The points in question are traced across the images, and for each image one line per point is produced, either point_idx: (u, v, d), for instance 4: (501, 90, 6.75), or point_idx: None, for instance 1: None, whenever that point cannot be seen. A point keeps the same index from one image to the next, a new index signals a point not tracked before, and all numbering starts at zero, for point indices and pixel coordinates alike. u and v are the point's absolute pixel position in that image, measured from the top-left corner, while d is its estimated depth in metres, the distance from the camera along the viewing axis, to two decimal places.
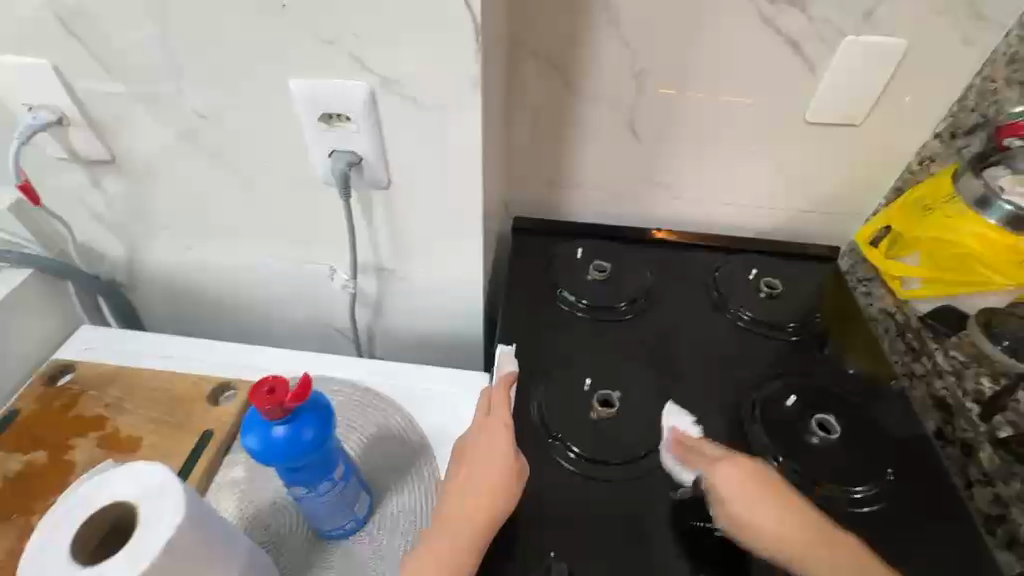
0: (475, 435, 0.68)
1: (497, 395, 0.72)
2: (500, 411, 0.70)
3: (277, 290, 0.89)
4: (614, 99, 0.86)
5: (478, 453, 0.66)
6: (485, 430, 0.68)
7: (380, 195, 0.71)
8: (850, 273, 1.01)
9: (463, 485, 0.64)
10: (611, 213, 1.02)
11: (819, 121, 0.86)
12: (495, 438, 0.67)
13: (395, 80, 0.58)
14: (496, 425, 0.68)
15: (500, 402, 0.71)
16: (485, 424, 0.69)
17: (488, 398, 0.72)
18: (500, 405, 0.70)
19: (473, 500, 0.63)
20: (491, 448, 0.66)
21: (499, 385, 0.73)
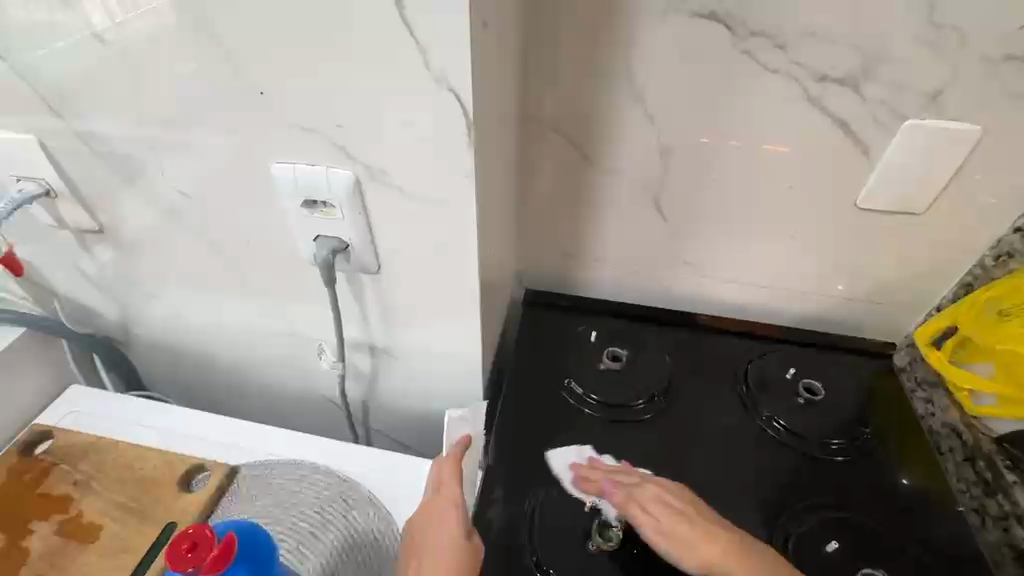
0: (424, 516, 0.65)
1: (447, 468, 0.68)
2: (450, 488, 0.67)
3: (269, 359, 0.85)
4: (636, 175, 0.79)
5: (428, 535, 0.63)
6: (435, 511, 0.65)
7: (370, 279, 0.65)
8: (905, 371, 0.87)
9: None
10: (632, 290, 0.93)
11: (872, 207, 0.75)
12: (446, 516, 0.64)
13: (381, 170, 0.53)
14: (447, 502, 0.65)
15: (450, 474, 0.68)
16: (435, 502, 0.66)
17: (437, 469, 0.69)
18: (451, 479, 0.67)
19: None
20: (442, 527, 0.63)
21: (450, 456, 0.69)
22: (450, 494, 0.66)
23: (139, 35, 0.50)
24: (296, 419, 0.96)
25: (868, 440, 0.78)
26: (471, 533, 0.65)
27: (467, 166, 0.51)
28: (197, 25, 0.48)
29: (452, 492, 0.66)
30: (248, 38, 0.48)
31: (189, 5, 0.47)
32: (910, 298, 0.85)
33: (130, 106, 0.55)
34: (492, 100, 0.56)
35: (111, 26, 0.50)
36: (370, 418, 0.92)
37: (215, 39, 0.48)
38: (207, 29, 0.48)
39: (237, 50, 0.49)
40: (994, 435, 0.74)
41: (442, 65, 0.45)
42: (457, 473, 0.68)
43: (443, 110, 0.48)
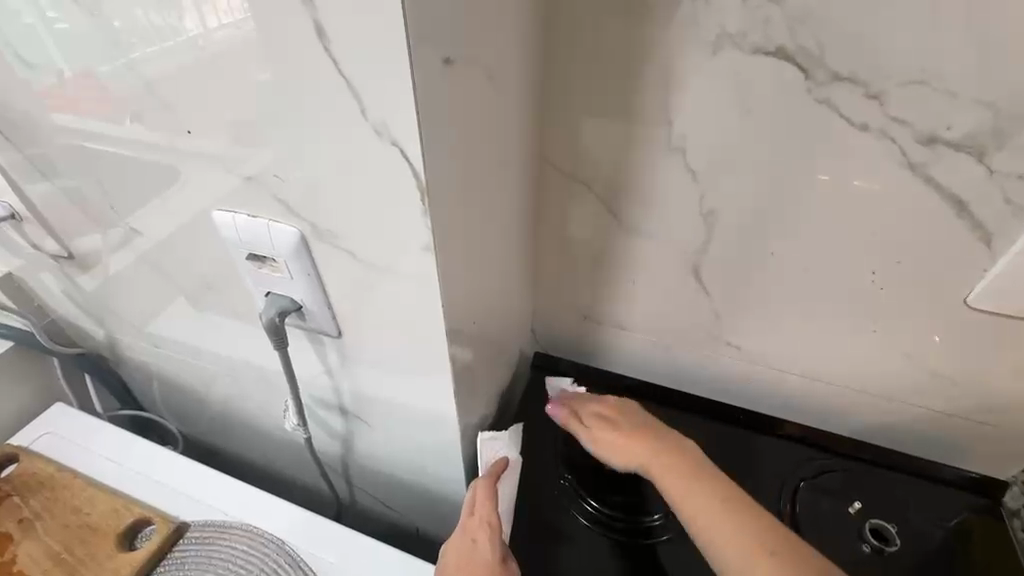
0: (458, 541, 0.59)
1: (481, 492, 0.62)
2: (484, 509, 0.61)
3: (246, 398, 0.79)
4: (674, 240, 0.65)
5: (460, 561, 0.57)
6: (469, 534, 0.59)
7: (333, 341, 0.56)
8: (1018, 516, 0.65)
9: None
10: (661, 367, 0.78)
11: (990, 308, 0.57)
12: (479, 541, 0.58)
13: (328, 230, 0.44)
14: (481, 525, 0.60)
15: (483, 496, 0.61)
16: (467, 526, 0.60)
17: (472, 491, 0.63)
18: (484, 503, 0.61)
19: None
20: (474, 551, 0.58)
21: (485, 476, 0.63)
22: (486, 515, 0.60)
23: (172, 53, 0.39)
24: (282, 463, 0.89)
25: None
26: (507, 557, 0.58)
27: (424, 238, 0.40)
28: (172, 40, 0.38)
29: (489, 512, 0.60)
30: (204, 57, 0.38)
31: (100, 28, 0.41)
32: None
33: (97, 130, 0.49)
34: (476, 152, 0.45)
35: (201, 34, 0.37)
36: (353, 476, 0.83)
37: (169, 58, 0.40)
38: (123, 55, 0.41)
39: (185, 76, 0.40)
40: None
41: (382, 114, 0.34)
42: (494, 492, 0.62)
43: (389, 168, 0.37)
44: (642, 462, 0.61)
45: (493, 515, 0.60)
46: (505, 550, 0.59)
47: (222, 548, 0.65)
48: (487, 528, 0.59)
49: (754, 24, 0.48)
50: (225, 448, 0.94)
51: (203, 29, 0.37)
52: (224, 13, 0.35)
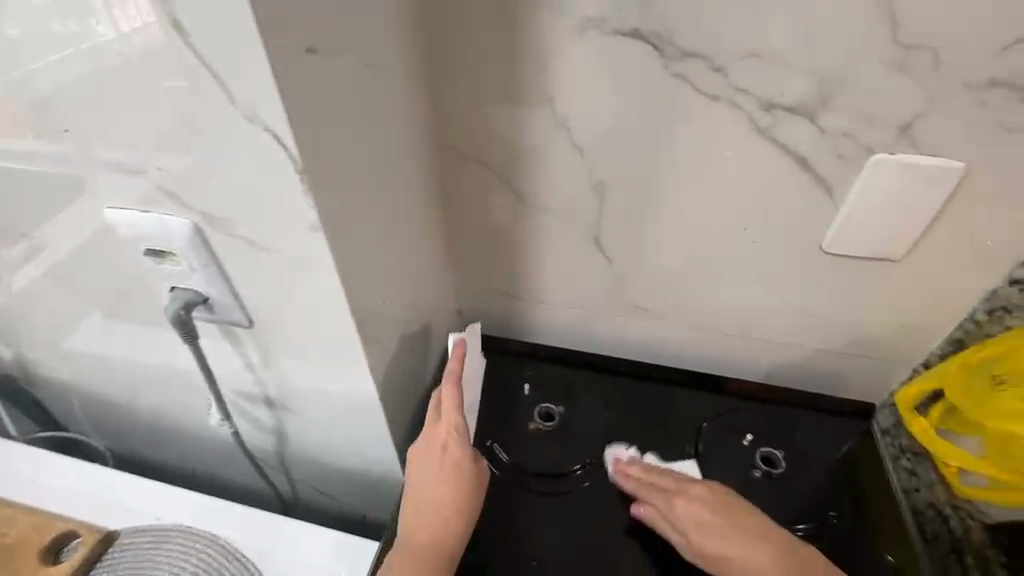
0: (427, 445, 0.64)
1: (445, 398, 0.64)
2: (448, 416, 0.63)
3: (171, 402, 0.78)
4: (573, 213, 0.70)
5: (432, 459, 0.63)
6: (436, 442, 0.63)
7: (246, 332, 0.57)
8: (888, 433, 0.76)
9: (429, 497, 0.62)
10: (578, 334, 0.84)
11: (841, 253, 0.65)
12: (446, 445, 0.63)
13: (223, 219, 0.45)
14: (444, 434, 0.63)
15: (448, 404, 0.64)
16: (435, 429, 0.64)
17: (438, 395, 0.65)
18: (448, 409, 0.63)
19: (435, 514, 0.61)
20: (446, 452, 0.63)
21: (448, 383, 0.64)
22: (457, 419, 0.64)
23: (92, 57, 0.38)
24: (219, 466, 0.89)
25: (835, 528, 0.67)
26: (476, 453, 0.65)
27: (310, 218, 0.43)
28: (82, 47, 0.38)
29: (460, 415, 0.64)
30: (120, 63, 0.38)
31: None
32: (890, 353, 0.74)
33: None
34: (360, 138, 0.48)
35: (115, 36, 0.36)
36: (292, 469, 0.84)
37: (57, 63, 0.39)
38: (21, 65, 0.40)
39: (98, 80, 0.39)
40: (986, 522, 0.64)
41: (251, 102, 0.37)
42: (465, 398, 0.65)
43: (267, 155, 0.39)
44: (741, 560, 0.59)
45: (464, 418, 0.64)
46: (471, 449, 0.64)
47: (155, 552, 0.65)
48: (457, 432, 0.63)
49: (611, 9, 0.54)
50: (158, 459, 0.93)
51: (119, 33, 0.36)
52: (134, 17, 0.35)
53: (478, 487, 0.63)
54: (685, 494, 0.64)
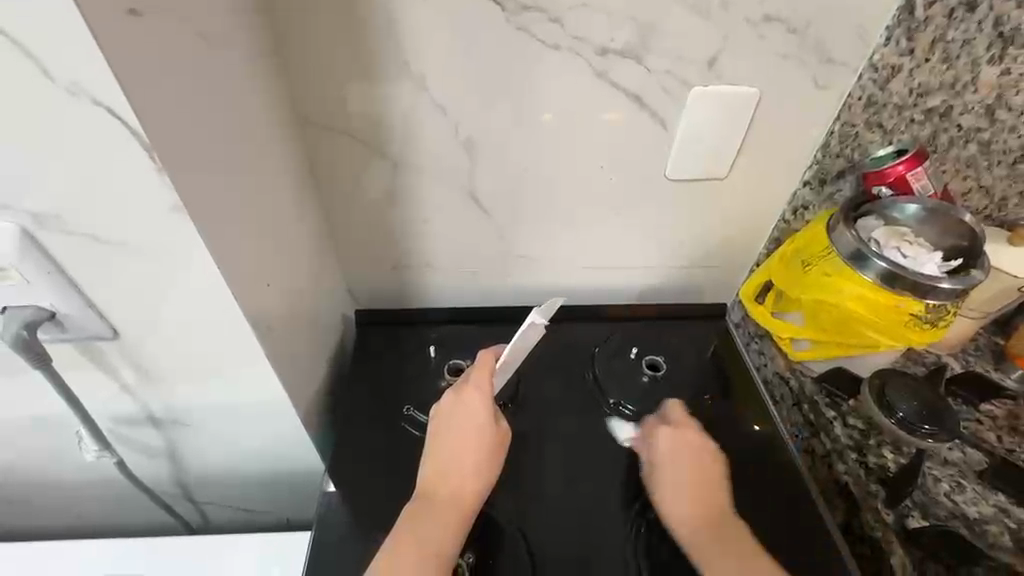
0: (452, 413, 0.66)
1: (479, 370, 0.69)
2: (479, 385, 0.67)
3: (24, 452, 0.67)
4: (444, 174, 0.72)
5: (454, 428, 0.65)
6: (462, 407, 0.66)
7: (111, 345, 0.52)
8: (740, 326, 0.93)
9: (450, 459, 0.64)
10: (473, 293, 0.88)
11: (681, 178, 0.75)
12: (474, 411, 0.66)
13: (52, 215, 0.40)
14: (475, 402, 0.66)
15: (480, 377, 0.68)
16: (462, 398, 0.67)
17: (472, 369, 0.70)
18: (480, 381, 0.68)
19: (457, 474, 0.63)
20: (469, 415, 0.66)
21: (486, 358, 0.70)
22: (480, 385, 0.67)
23: None
24: (103, 513, 0.79)
25: (710, 407, 0.80)
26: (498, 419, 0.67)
27: (169, 200, 0.40)
28: None
29: (485, 385, 0.68)
30: None
31: None
32: (730, 259, 0.88)
33: None
34: (208, 113, 0.45)
35: None
36: (195, 493, 0.77)
37: None
38: None
39: None
40: (814, 375, 0.80)
41: (68, 72, 0.33)
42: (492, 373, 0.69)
43: (107, 134, 0.36)
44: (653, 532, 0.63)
45: (490, 387, 0.68)
46: (495, 420, 0.67)
47: None
48: (482, 398, 0.67)
49: None
50: (21, 525, 0.80)
51: None
52: None
53: (499, 450, 0.66)
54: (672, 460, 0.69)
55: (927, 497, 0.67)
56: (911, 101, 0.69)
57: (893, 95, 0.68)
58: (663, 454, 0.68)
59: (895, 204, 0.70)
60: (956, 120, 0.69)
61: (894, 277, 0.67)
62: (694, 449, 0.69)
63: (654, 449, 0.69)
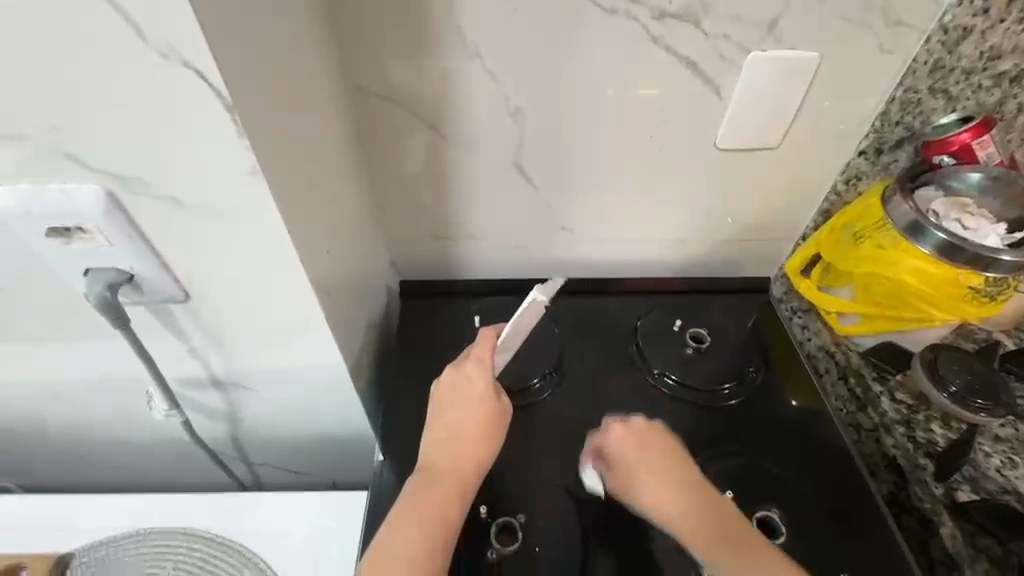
0: (451, 388, 0.66)
1: (479, 348, 0.68)
2: (476, 362, 0.67)
3: (98, 411, 0.71)
4: (491, 143, 0.72)
5: (454, 403, 0.65)
6: (461, 382, 0.66)
7: (182, 307, 0.54)
8: (783, 301, 0.92)
9: (450, 433, 0.64)
10: (515, 265, 0.89)
11: (732, 147, 0.74)
12: (472, 387, 0.66)
13: (135, 178, 0.41)
14: (473, 378, 0.66)
15: (480, 354, 0.68)
16: (460, 372, 0.67)
17: (472, 346, 0.69)
18: (479, 357, 0.67)
19: (457, 447, 0.63)
20: (469, 390, 0.66)
21: (486, 334, 0.69)
22: (480, 361, 0.67)
23: None
24: (166, 471, 0.83)
25: (753, 380, 0.79)
26: (498, 394, 0.67)
27: (247, 162, 0.41)
28: None
29: (483, 360, 0.67)
30: None
31: None
32: (776, 232, 0.87)
33: None
34: (275, 76, 0.46)
35: None
36: (250, 453, 0.81)
37: None
38: None
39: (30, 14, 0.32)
40: (861, 350, 0.79)
41: (160, 33, 0.33)
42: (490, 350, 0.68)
43: (193, 96, 0.37)
44: (670, 509, 0.61)
45: (488, 362, 0.67)
46: (496, 395, 0.67)
47: (146, 544, 0.64)
48: (479, 372, 0.67)
49: None
50: (92, 481, 0.85)
51: None
52: None
53: (498, 425, 0.65)
54: (631, 429, 0.66)
55: (977, 471, 0.67)
56: (981, 65, 0.65)
57: (962, 59, 0.65)
58: (624, 455, 0.65)
59: (957, 174, 0.68)
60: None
61: (956, 249, 0.65)
62: (658, 458, 0.64)
63: (612, 452, 0.66)
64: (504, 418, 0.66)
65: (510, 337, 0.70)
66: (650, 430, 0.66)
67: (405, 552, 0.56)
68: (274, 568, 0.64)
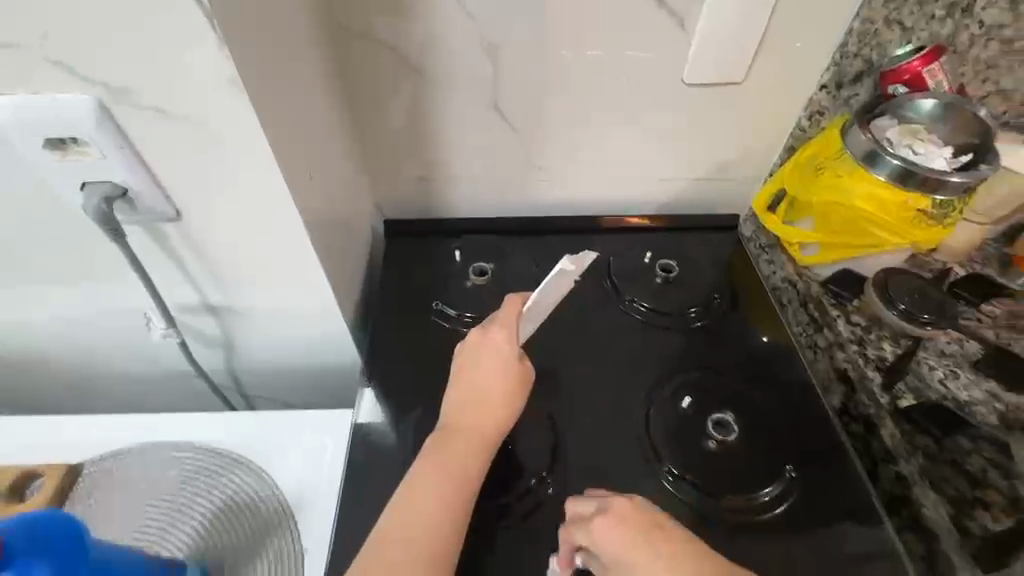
0: (477, 351, 0.66)
1: (505, 317, 0.67)
2: (504, 329, 0.66)
3: (99, 341, 0.75)
4: (467, 79, 0.75)
5: (480, 366, 0.65)
6: (487, 346, 0.66)
7: (171, 227, 0.57)
8: (751, 240, 0.95)
9: (475, 396, 0.63)
10: (495, 205, 0.92)
11: (700, 82, 0.77)
12: (498, 351, 0.65)
13: (123, 88, 0.45)
14: (500, 344, 0.66)
15: (507, 320, 0.67)
16: (487, 337, 0.66)
17: (499, 313, 0.68)
18: (507, 324, 0.67)
19: (480, 411, 0.63)
20: (495, 353, 0.65)
21: (514, 301, 0.68)
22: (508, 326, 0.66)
23: None
24: (166, 404, 0.88)
25: (719, 306, 0.84)
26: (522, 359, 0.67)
27: (228, 71, 0.44)
28: None
29: (511, 324, 0.67)
30: None
31: None
32: (745, 170, 0.90)
33: None
34: None
35: None
36: (245, 384, 0.85)
37: None
38: None
39: None
40: (820, 279, 0.83)
41: None
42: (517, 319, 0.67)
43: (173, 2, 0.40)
44: None
45: (515, 328, 0.67)
46: (521, 360, 0.66)
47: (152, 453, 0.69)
48: (507, 339, 0.66)
49: None
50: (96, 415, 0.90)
51: None
52: None
53: (522, 393, 0.65)
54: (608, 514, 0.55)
55: (920, 381, 0.72)
56: None
57: None
58: (611, 551, 0.53)
59: (911, 103, 0.72)
60: (977, 16, 0.68)
61: (906, 172, 0.69)
62: (640, 541, 0.53)
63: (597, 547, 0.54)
64: (528, 383, 0.66)
65: (535, 306, 0.70)
66: (632, 516, 0.54)
67: (427, 512, 0.56)
68: (270, 472, 0.68)
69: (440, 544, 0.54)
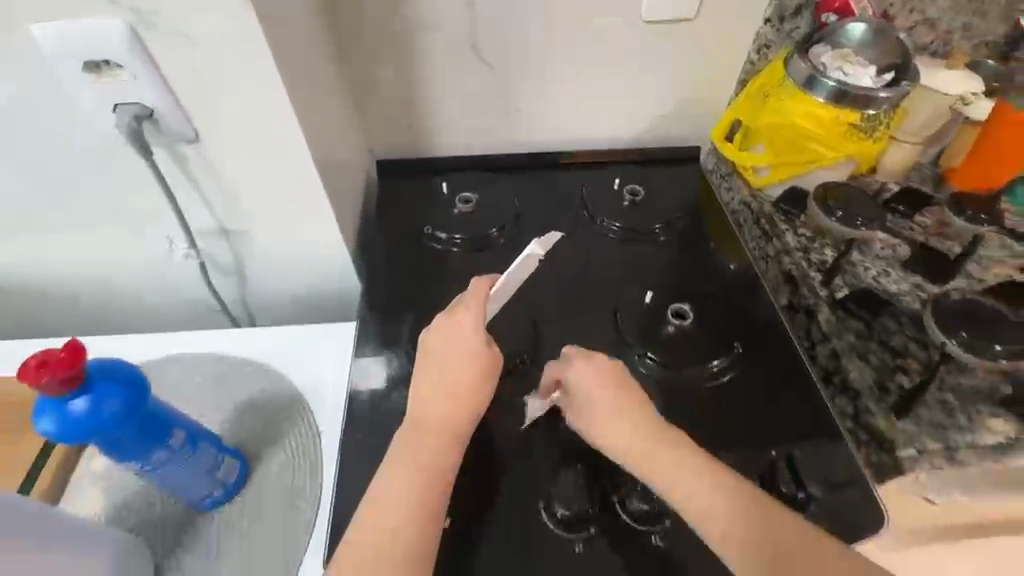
0: (443, 340, 0.65)
1: (471, 307, 0.65)
2: (468, 317, 0.65)
3: (124, 270, 0.83)
4: (447, 22, 0.83)
5: (446, 354, 0.64)
6: (453, 334, 0.64)
7: (190, 148, 0.65)
8: (712, 172, 1.03)
9: (443, 384, 0.63)
10: (478, 145, 1.00)
11: (656, 19, 0.85)
12: (464, 339, 0.64)
13: (151, 13, 0.53)
14: (466, 332, 0.64)
15: (472, 306, 0.65)
16: (454, 323, 0.65)
17: (464, 300, 0.66)
18: (473, 311, 0.65)
19: (449, 400, 0.63)
20: (461, 342, 0.64)
21: (479, 288, 0.66)
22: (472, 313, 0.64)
23: None
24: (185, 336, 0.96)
25: (682, 224, 0.92)
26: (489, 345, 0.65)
27: None
28: None
29: (476, 310, 0.65)
30: None
31: None
32: (706, 104, 0.99)
33: None
34: None
35: None
36: (256, 313, 0.93)
37: None
38: None
39: None
40: (770, 201, 0.93)
41: None
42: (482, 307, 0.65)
43: None
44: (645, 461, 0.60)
45: (482, 312, 0.65)
46: (489, 346, 0.65)
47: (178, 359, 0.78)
48: (474, 325, 0.64)
49: None
50: None
51: None
52: None
53: (490, 379, 0.65)
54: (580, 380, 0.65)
55: (855, 278, 0.82)
56: None
57: None
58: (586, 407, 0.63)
59: (843, 30, 0.81)
60: None
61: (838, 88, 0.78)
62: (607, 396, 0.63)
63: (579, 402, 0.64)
64: (495, 368, 0.65)
65: (503, 289, 0.67)
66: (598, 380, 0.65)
67: (402, 501, 0.57)
68: (285, 373, 0.77)
69: (425, 538, 0.56)
